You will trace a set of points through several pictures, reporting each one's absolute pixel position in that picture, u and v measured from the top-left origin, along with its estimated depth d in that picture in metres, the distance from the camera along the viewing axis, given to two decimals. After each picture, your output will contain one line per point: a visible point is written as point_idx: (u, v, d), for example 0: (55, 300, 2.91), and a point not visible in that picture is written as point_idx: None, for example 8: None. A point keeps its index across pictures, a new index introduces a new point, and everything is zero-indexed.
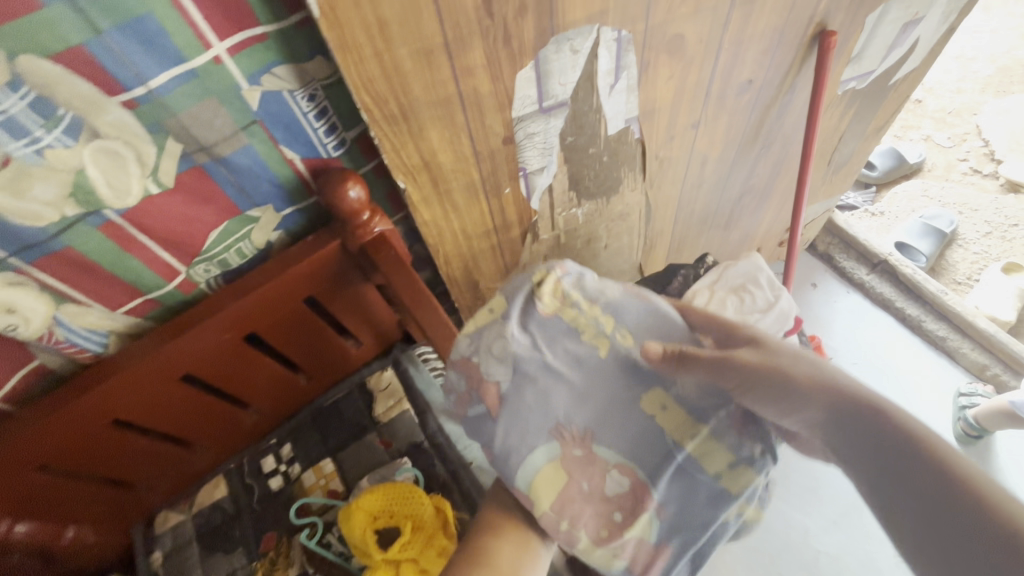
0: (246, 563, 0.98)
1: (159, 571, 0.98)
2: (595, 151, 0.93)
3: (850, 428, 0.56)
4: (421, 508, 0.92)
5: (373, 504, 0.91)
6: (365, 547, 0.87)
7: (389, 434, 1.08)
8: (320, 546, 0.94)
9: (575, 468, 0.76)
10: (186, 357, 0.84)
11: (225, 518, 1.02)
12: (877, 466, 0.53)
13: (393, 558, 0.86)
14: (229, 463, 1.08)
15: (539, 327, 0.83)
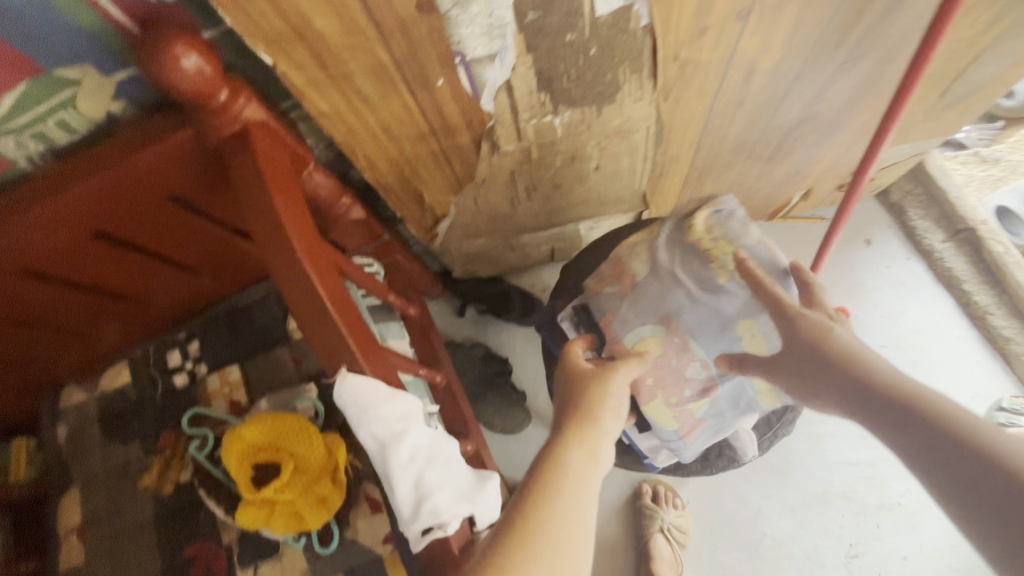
0: (142, 457, 0.94)
1: (63, 444, 0.96)
2: (577, 36, 0.62)
3: (865, 395, 0.57)
4: (309, 450, 0.82)
5: (260, 433, 0.82)
6: (243, 479, 0.79)
7: (301, 352, 0.95)
8: (207, 460, 0.87)
9: (672, 349, 0.76)
10: (24, 250, 0.70)
11: (127, 406, 0.97)
12: (892, 420, 0.54)
13: (272, 498, 0.79)
14: (135, 349, 1.00)
15: (679, 251, 0.79)
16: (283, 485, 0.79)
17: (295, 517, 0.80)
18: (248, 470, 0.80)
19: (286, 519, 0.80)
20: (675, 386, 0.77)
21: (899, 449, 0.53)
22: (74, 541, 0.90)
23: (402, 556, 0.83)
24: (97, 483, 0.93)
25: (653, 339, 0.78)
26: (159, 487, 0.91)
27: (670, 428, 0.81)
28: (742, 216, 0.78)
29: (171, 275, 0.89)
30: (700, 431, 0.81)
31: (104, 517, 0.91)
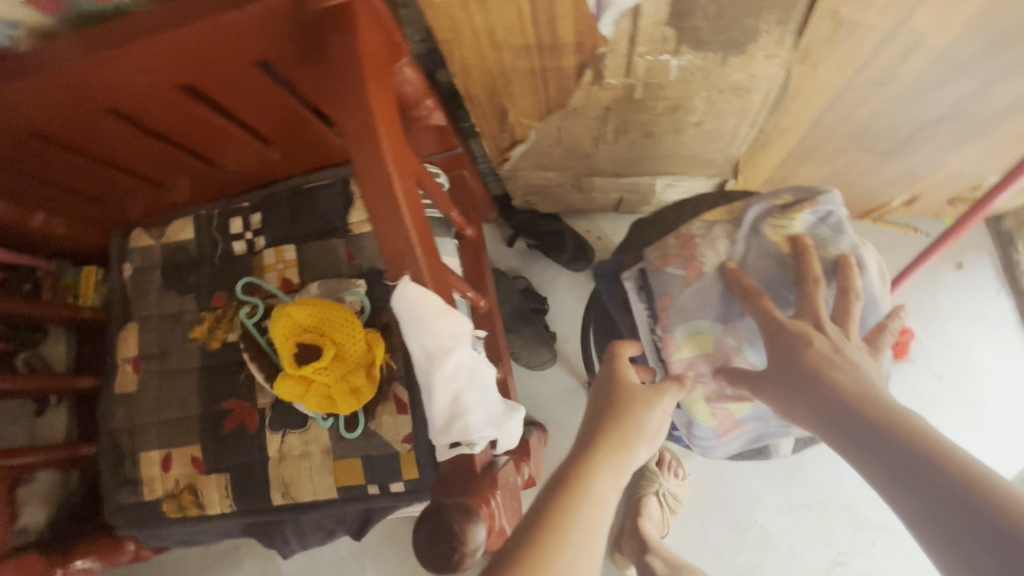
0: (195, 309, 0.99)
1: (127, 281, 1.03)
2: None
3: (855, 431, 0.54)
4: (350, 341, 0.85)
5: (311, 318, 0.85)
6: (287, 352, 0.84)
7: (356, 247, 0.96)
8: (256, 329, 0.92)
9: (721, 352, 0.79)
10: (112, 85, 0.70)
11: (188, 260, 1.01)
12: (882, 461, 0.51)
13: (311, 377, 0.83)
14: (200, 209, 1.03)
15: (757, 248, 0.79)
16: (323, 369, 0.83)
17: (327, 400, 0.84)
18: (296, 346, 0.84)
19: (320, 399, 0.85)
20: (718, 384, 0.80)
21: (887, 493, 0.50)
22: (128, 370, 0.98)
23: (419, 457, 0.87)
24: (153, 324, 0.99)
25: (706, 338, 0.80)
26: (208, 341, 0.97)
27: (709, 425, 0.85)
28: (839, 220, 0.76)
29: (245, 144, 0.89)
30: (736, 431, 0.86)
31: (156, 356, 0.98)
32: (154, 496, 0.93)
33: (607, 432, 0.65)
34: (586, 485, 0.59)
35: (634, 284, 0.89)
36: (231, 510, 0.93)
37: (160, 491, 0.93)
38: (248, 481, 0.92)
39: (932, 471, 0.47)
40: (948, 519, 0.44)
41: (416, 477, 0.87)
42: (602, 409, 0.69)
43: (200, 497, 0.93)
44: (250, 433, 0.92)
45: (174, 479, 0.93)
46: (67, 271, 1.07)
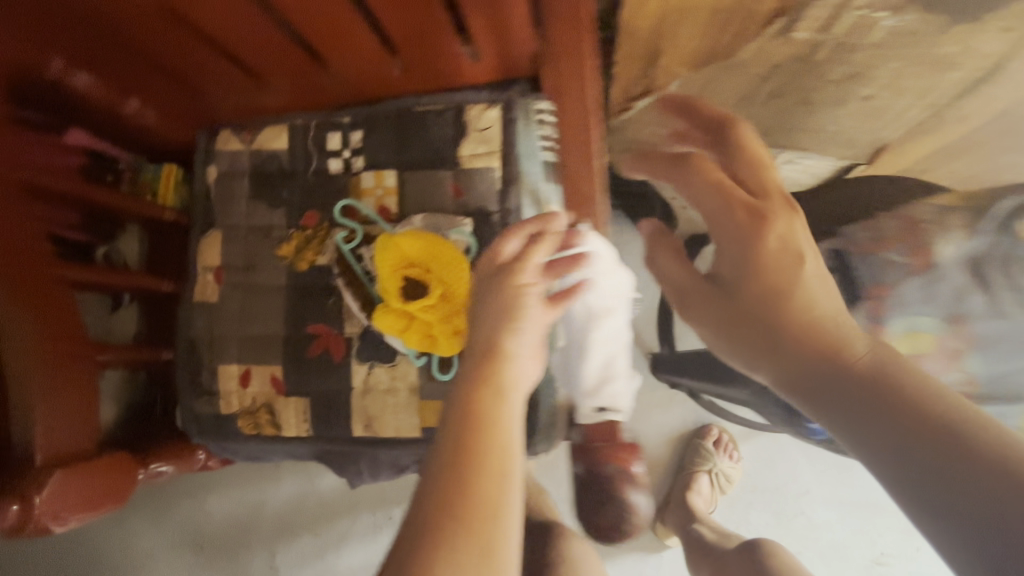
0: (284, 226, 0.93)
1: (212, 185, 0.97)
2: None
3: (833, 393, 0.52)
4: (458, 281, 0.80)
5: (418, 253, 0.81)
6: (389, 282, 0.80)
7: (464, 183, 0.89)
8: (353, 256, 0.88)
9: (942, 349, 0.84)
10: None
11: (279, 171, 0.95)
12: (869, 425, 0.49)
13: (411, 314, 0.80)
14: (295, 119, 0.95)
15: (1005, 241, 0.85)
16: (427, 308, 0.79)
17: (421, 341, 0.80)
18: (400, 279, 0.80)
19: (416, 340, 0.81)
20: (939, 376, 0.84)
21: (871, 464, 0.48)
22: (209, 280, 0.94)
23: None
24: (238, 235, 0.94)
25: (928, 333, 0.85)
26: (295, 261, 0.92)
27: None
28: None
29: (366, 50, 0.80)
30: None
31: (241, 268, 0.93)
32: (230, 411, 0.91)
33: (484, 371, 0.58)
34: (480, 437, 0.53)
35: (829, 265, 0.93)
36: (307, 435, 0.91)
37: (237, 406, 0.91)
38: (329, 409, 0.90)
39: (918, 430, 0.46)
40: (938, 476, 0.44)
41: None
42: (480, 334, 0.61)
43: (277, 418, 0.91)
44: (335, 361, 0.89)
45: (252, 397, 0.91)
46: (147, 166, 1.00)
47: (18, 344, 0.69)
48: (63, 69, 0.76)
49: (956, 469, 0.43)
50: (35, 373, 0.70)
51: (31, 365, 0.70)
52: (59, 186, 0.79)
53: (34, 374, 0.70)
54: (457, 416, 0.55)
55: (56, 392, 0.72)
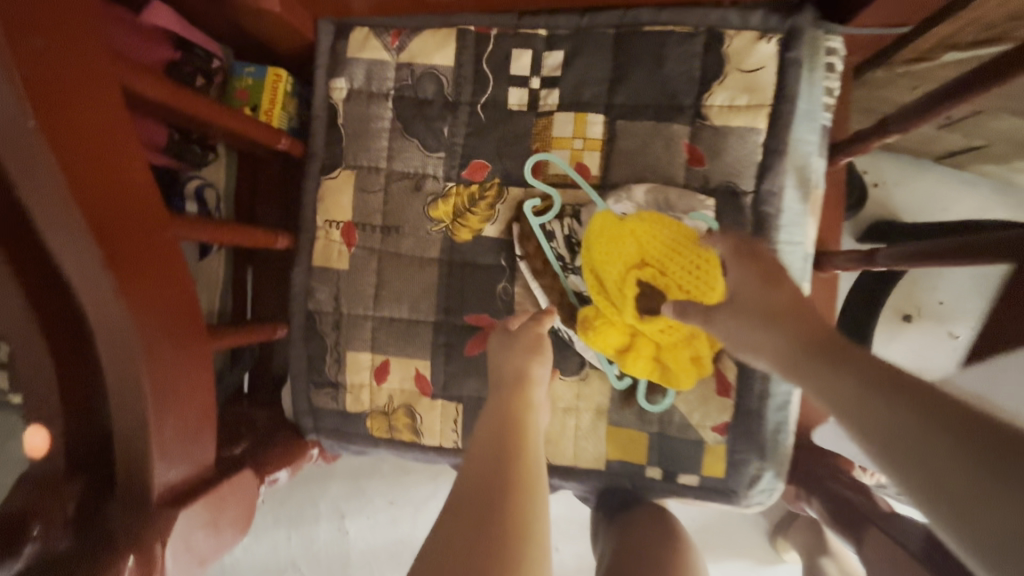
0: (440, 177, 0.69)
1: (340, 107, 0.70)
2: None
3: (854, 401, 0.37)
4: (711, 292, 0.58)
5: (660, 249, 0.59)
6: (608, 274, 0.61)
7: (708, 147, 0.63)
8: (543, 234, 0.65)
9: None
10: None
11: (436, 98, 0.69)
12: (874, 406, 0.35)
13: (623, 326, 0.61)
14: (466, 23, 0.67)
15: None
16: (649, 325, 0.60)
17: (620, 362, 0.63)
18: (626, 277, 0.60)
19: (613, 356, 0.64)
20: None
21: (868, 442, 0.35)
22: (335, 239, 0.71)
23: (729, 453, 0.67)
24: (376, 182, 0.70)
25: None
26: (454, 229, 0.69)
27: None
28: None
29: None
30: None
31: (378, 228, 0.70)
32: (360, 408, 0.72)
33: (517, 397, 0.55)
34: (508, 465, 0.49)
35: None
36: (452, 446, 0.73)
37: (368, 404, 0.72)
38: None
39: (944, 419, 0.31)
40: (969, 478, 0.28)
41: (722, 476, 0.67)
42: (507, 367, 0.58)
43: (418, 424, 0.72)
44: None
45: (388, 394, 0.72)
46: (245, 68, 0.72)
47: (124, 329, 0.46)
48: None
49: (973, 449, 0.29)
50: (150, 366, 0.48)
51: (143, 356, 0.48)
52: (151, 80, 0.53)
53: (148, 368, 0.48)
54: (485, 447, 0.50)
55: (170, 392, 0.51)
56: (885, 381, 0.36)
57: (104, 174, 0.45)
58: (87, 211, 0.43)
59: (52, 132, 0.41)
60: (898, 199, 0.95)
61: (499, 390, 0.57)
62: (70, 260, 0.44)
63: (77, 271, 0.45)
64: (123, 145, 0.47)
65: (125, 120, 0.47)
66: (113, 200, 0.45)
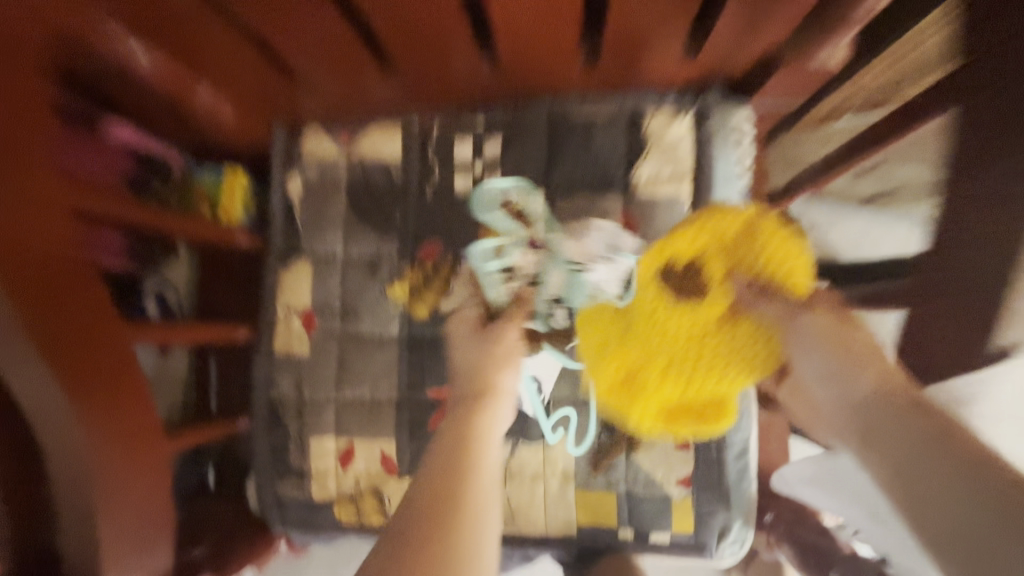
0: (395, 259, 0.72)
1: (296, 202, 0.74)
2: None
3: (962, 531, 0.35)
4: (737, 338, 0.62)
5: (753, 261, 0.62)
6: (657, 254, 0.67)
7: (640, 214, 0.69)
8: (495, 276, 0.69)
9: None
10: None
11: (388, 187, 0.73)
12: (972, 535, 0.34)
13: (651, 321, 0.65)
14: (411, 119, 0.73)
15: None
16: (679, 315, 0.64)
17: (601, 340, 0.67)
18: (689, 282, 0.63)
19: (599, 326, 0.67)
20: None
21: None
22: (296, 325, 0.73)
23: (696, 507, 0.68)
24: (333, 269, 0.73)
25: None
26: (410, 307, 0.71)
27: None
28: None
29: (563, 40, 0.60)
30: None
31: (338, 313, 0.72)
32: (326, 495, 0.71)
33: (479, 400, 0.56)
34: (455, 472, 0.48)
35: None
36: None
37: (334, 490, 0.71)
38: None
39: None
40: None
41: (692, 530, 0.67)
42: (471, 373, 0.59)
43: (386, 505, 0.71)
44: None
45: (354, 479, 0.71)
46: (204, 169, 0.74)
47: (80, 451, 0.48)
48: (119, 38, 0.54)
49: None
50: (101, 492, 0.49)
51: (91, 481, 0.48)
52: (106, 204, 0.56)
53: (99, 494, 0.49)
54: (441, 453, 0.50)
55: (129, 503, 0.52)
56: (981, 486, 0.35)
57: (60, 302, 0.47)
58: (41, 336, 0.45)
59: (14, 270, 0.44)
60: (837, 240, 0.71)
61: (462, 403, 0.56)
62: (23, 383, 0.45)
63: (33, 401, 0.46)
64: (75, 274, 0.49)
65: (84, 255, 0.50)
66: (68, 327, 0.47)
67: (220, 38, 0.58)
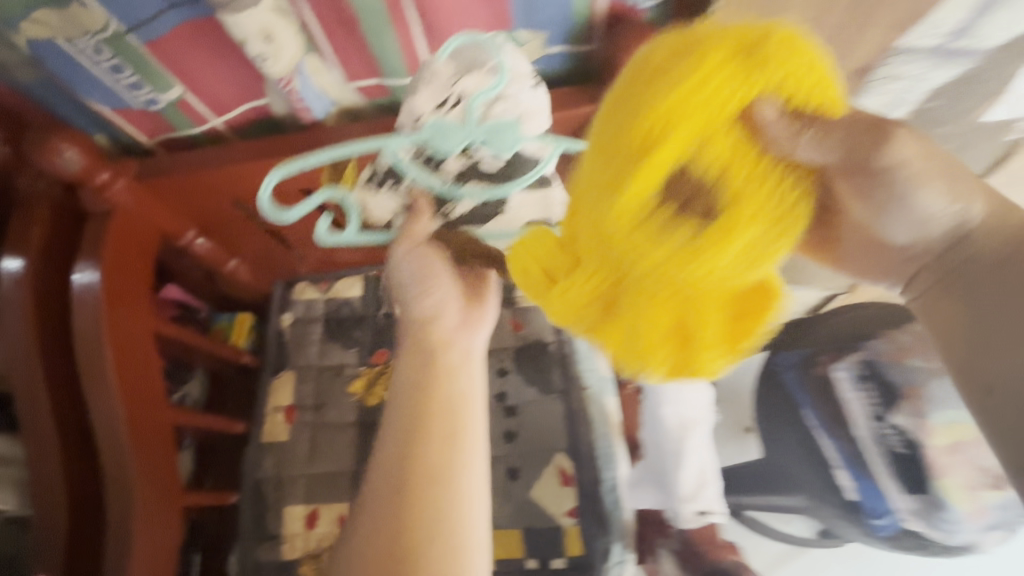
0: (356, 364, 1.01)
1: (286, 331, 1.05)
2: (918, 92, 0.65)
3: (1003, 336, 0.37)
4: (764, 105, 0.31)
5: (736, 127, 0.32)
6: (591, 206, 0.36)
7: (523, 318, 1.01)
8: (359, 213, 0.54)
9: None
10: None
11: (352, 315, 1.05)
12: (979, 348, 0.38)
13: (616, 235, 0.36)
14: (368, 270, 1.08)
15: None
16: (652, 247, 0.34)
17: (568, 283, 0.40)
18: (658, 127, 0.32)
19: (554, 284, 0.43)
20: None
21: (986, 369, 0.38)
22: (280, 419, 0.98)
23: (583, 533, 0.88)
24: (309, 375, 1.01)
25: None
26: (366, 396, 0.98)
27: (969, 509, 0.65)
28: None
29: None
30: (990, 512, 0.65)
31: (312, 407, 0.99)
32: (294, 555, 0.90)
33: (406, 362, 0.67)
34: (421, 428, 0.63)
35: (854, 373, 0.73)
36: None
37: (302, 550, 0.90)
38: None
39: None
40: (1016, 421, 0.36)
41: (582, 553, 0.87)
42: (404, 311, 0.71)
43: None
44: None
45: (318, 539, 0.90)
46: (221, 316, 1.08)
47: (129, 496, 0.73)
48: (190, 239, 0.89)
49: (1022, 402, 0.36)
50: (139, 529, 0.74)
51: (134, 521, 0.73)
52: (176, 335, 0.87)
53: (138, 530, 0.74)
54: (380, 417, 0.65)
55: (148, 534, 0.76)
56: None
57: (138, 397, 0.75)
58: (128, 416, 0.73)
59: (120, 379, 0.72)
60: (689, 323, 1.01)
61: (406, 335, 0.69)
62: (107, 439, 0.72)
63: (114, 459, 0.73)
64: (147, 379, 0.78)
65: (155, 369, 0.79)
66: (139, 413, 0.75)
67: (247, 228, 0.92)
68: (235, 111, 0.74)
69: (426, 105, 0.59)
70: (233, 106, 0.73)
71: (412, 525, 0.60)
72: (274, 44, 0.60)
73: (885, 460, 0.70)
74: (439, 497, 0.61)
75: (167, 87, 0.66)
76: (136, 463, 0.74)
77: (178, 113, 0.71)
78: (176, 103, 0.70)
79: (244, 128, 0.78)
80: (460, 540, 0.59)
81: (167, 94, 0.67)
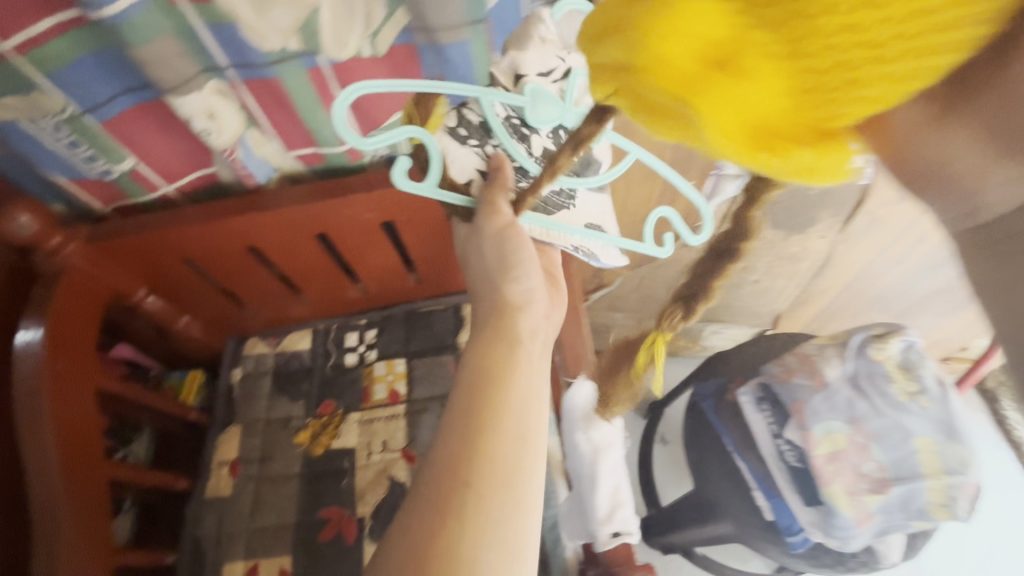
0: (302, 415, 1.04)
1: (236, 385, 1.07)
2: None
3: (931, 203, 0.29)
4: None
5: None
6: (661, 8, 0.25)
7: None
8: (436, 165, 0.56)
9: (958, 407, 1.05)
10: (306, 214, 0.85)
11: (300, 368, 1.08)
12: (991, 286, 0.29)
13: None
14: (319, 324, 1.12)
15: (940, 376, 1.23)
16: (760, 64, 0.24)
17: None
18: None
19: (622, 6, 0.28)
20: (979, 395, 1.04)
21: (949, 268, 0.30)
22: (225, 474, 0.99)
23: None
24: (257, 428, 1.03)
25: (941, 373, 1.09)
26: (311, 446, 1.00)
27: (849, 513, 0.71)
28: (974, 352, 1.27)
29: (397, 269, 1.04)
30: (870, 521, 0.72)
31: (257, 460, 1.00)
32: None
33: (491, 354, 0.61)
34: (494, 423, 0.55)
35: (755, 397, 0.83)
36: None
37: None
38: None
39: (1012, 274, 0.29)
40: None
41: None
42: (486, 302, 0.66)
43: None
44: (348, 544, 0.92)
45: None
46: (172, 373, 1.10)
47: (59, 558, 0.73)
48: (140, 297, 0.94)
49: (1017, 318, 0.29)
50: None
51: None
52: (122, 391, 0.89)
53: None
54: (457, 408, 0.57)
55: None
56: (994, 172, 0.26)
57: (76, 454, 0.76)
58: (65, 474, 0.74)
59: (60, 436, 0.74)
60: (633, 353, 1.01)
61: (483, 331, 0.64)
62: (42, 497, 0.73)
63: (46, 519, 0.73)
64: (87, 436, 0.79)
65: (96, 426, 0.81)
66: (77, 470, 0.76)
67: (197, 287, 0.98)
68: (185, 179, 0.82)
69: (532, 65, 0.60)
70: (183, 174, 0.81)
71: (464, 528, 0.49)
72: (216, 121, 0.70)
73: (784, 473, 0.78)
74: (502, 496, 0.52)
75: (121, 159, 0.74)
76: (69, 522, 0.74)
77: (132, 182, 0.79)
78: (129, 174, 0.77)
79: (194, 194, 0.86)
80: (518, 549, 0.50)
81: (120, 165, 0.75)
